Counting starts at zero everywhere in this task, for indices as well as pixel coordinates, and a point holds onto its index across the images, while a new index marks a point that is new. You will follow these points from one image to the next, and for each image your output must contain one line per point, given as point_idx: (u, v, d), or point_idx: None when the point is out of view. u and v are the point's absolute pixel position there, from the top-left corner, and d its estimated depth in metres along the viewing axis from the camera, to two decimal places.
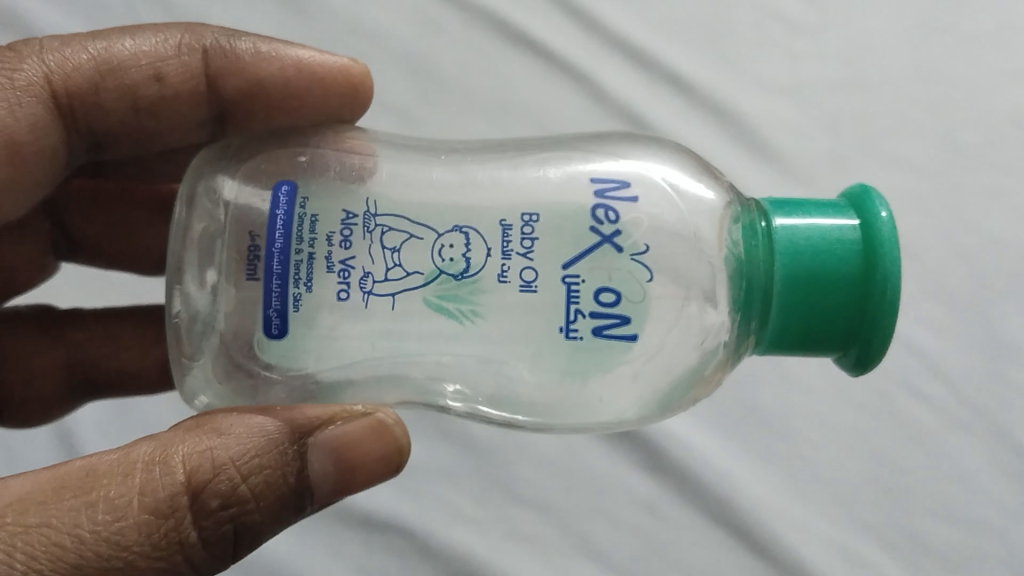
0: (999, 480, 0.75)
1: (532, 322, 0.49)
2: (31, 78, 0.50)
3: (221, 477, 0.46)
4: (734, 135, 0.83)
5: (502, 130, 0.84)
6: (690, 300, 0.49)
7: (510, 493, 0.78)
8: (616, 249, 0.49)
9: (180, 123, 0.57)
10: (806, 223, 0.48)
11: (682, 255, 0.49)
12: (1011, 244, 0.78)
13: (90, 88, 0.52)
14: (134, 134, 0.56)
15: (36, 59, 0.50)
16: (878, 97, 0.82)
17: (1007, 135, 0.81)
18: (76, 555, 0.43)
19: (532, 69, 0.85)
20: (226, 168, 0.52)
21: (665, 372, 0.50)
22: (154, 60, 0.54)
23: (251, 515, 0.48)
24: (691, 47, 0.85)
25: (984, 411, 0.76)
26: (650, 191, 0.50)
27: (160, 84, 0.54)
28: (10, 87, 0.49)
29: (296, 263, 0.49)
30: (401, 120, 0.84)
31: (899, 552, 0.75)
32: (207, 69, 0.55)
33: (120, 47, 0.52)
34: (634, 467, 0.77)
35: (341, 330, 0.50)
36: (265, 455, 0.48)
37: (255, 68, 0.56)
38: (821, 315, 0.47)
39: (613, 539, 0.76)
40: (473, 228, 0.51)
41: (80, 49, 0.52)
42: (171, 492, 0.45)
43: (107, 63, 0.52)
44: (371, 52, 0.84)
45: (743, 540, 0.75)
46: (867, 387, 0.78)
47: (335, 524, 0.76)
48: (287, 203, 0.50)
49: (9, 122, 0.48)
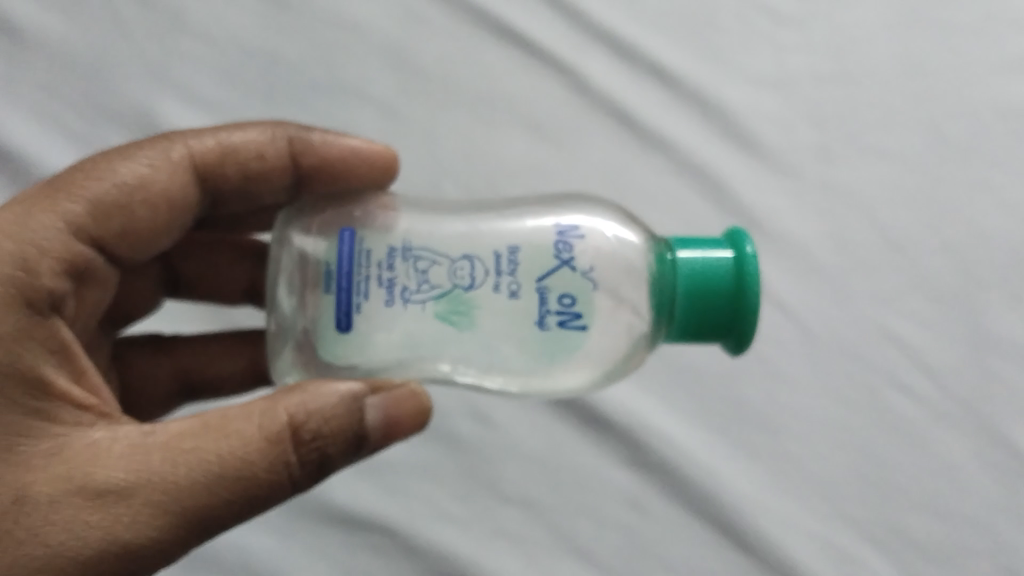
0: (983, 474, 0.75)
1: (507, 325, 0.49)
2: (179, 155, 0.55)
3: (302, 416, 0.43)
4: (716, 130, 0.81)
5: (481, 124, 0.82)
6: (623, 305, 0.49)
7: (494, 489, 0.75)
8: (572, 269, 0.49)
9: (267, 192, 0.60)
10: (702, 253, 0.49)
11: (617, 273, 0.49)
12: (997, 238, 0.78)
13: (218, 165, 0.57)
14: (241, 198, 0.60)
15: (181, 142, 0.56)
16: (861, 86, 0.82)
17: (993, 127, 0.81)
18: (213, 472, 0.42)
19: (514, 63, 0.82)
20: (301, 224, 0.52)
21: (607, 356, 0.50)
22: (258, 144, 0.59)
23: (331, 454, 0.44)
24: (676, 40, 0.83)
25: (970, 405, 0.76)
26: (594, 230, 0.50)
27: (261, 162, 0.59)
28: (167, 160, 0.54)
29: (358, 280, 0.49)
30: (379, 110, 0.81)
31: (888, 549, 0.74)
32: (292, 152, 0.59)
33: (235, 137, 0.58)
34: (618, 463, 0.75)
35: (378, 334, 0.49)
36: (338, 401, 0.44)
37: (325, 150, 0.59)
38: (714, 324, 0.48)
39: (599, 537, 0.74)
40: (475, 258, 0.50)
41: (208, 136, 0.58)
42: (261, 430, 0.43)
43: (226, 148, 0.58)
44: (352, 42, 0.81)
45: (729, 536, 0.74)
46: (853, 381, 0.77)
47: (311, 521, 0.73)
48: (350, 239, 0.50)
49: (170, 187, 0.54)
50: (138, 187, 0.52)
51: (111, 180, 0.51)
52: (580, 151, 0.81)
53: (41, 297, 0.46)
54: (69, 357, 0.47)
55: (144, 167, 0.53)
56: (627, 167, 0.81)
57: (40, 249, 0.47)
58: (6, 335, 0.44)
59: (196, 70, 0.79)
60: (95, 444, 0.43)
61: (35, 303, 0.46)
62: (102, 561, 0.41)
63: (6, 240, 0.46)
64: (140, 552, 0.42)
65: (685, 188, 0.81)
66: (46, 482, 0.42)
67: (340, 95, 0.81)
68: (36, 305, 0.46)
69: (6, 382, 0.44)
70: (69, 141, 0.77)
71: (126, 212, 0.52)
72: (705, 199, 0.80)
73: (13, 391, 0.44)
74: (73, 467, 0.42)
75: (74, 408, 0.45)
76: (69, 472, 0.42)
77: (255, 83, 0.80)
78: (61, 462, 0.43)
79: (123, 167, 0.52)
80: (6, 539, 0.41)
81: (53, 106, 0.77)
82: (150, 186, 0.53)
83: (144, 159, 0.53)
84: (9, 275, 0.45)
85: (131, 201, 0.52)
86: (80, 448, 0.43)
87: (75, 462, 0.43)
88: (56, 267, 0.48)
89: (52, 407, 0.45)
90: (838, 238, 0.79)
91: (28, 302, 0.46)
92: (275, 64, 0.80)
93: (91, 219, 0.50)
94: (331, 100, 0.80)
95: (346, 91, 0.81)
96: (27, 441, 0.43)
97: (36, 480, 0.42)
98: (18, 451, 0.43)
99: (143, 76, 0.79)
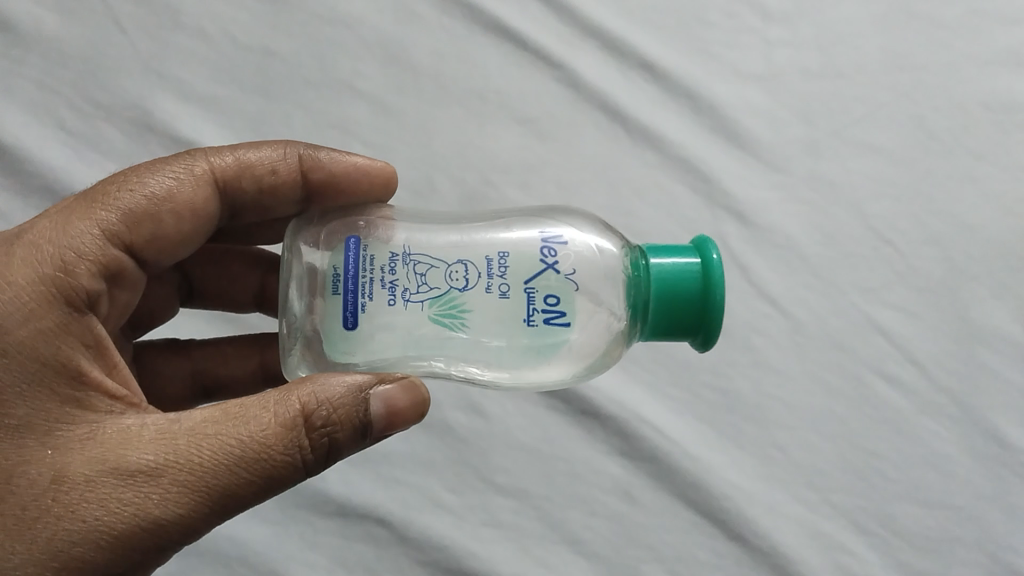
0: (969, 463, 0.75)
1: (496, 323, 0.49)
2: (200, 168, 0.55)
3: (313, 403, 0.43)
4: (705, 125, 0.82)
5: (472, 118, 0.82)
6: (601, 306, 0.50)
7: (486, 479, 0.75)
8: (556, 271, 0.50)
9: (275, 206, 0.60)
10: (675, 258, 0.49)
11: (597, 277, 0.50)
12: (983, 230, 0.79)
13: (235, 178, 0.57)
14: (252, 212, 0.59)
15: (202, 156, 0.55)
16: (849, 80, 0.82)
17: (979, 120, 0.81)
18: (232, 456, 0.42)
19: (504, 57, 0.83)
20: (310, 236, 0.53)
21: (588, 351, 0.50)
22: (271, 159, 0.59)
23: (340, 440, 0.44)
24: (664, 36, 0.84)
25: (956, 395, 0.76)
26: (576, 237, 0.51)
27: (273, 177, 0.58)
28: (191, 175, 0.54)
29: (365, 281, 0.49)
30: (371, 105, 0.81)
31: (875, 537, 0.75)
32: (301, 168, 0.59)
33: (250, 155, 0.58)
34: (609, 453, 0.75)
35: (381, 333, 0.49)
36: (346, 391, 0.44)
37: (332, 167, 0.59)
38: (687, 326, 0.49)
39: (590, 527, 0.75)
40: (469, 261, 0.51)
41: (226, 153, 0.57)
42: (276, 416, 0.43)
43: (243, 164, 0.57)
44: (344, 37, 0.82)
45: (718, 525, 0.74)
46: (841, 372, 0.77)
47: (305, 512, 0.73)
48: (355, 244, 0.50)
49: (195, 200, 0.53)
50: (165, 198, 0.52)
51: (142, 192, 0.50)
52: (571, 145, 0.82)
53: (78, 295, 0.45)
54: (103, 351, 0.46)
55: (169, 181, 0.52)
56: (617, 161, 0.82)
57: (77, 253, 0.46)
58: (46, 330, 0.43)
59: (190, 66, 0.80)
60: (125, 429, 0.43)
61: (72, 301, 0.45)
62: (134, 539, 0.41)
63: (42, 245, 0.45)
64: (169, 528, 0.41)
65: (675, 182, 0.81)
66: (78, 464, 0.41)
67: (332, 89, 0.81)
68: (73, 303, 0.45)
69: (43, 373, 0.43)
70: (64, 136, 0.77)
71: (157, 220, 0.51)
72: (695, 193, 0.81)
73: (50, 382, 0.43)
74: (105, 451, 0.42)
75: (107, 397, 0.45)
76: (102, 455, 0.42)
77: (248, 79, 0.80)
78: (94, 445, 0.42)
79: (150, 179, 0.51)
80: (41, 518, 0.40)
81: (49, 102, 0.78)
82: (176, 197, 0.52)
83: (169, 172, 0.53)
84: (46, 275, 0.44)
85: (159, 210, 0.51)
86: (112, 433, 0.43)
87: (106, 444, 0.42)
88: (93, 269, 0.46)
89: (87, 396, 0.44)
90: (827, 230, 0.80)
91: (65, 299, 0.44)
92: (268, 58, 0.81)
93: (124, 225, 0.49)
94: (323, 94, 0.81)
95: (339, 86, 0.81)
96: (62, 428, 0.42)
97: (69, 462, 0.41)
98: (53, 437, 0.42)
99: (137, 71, 0.79)
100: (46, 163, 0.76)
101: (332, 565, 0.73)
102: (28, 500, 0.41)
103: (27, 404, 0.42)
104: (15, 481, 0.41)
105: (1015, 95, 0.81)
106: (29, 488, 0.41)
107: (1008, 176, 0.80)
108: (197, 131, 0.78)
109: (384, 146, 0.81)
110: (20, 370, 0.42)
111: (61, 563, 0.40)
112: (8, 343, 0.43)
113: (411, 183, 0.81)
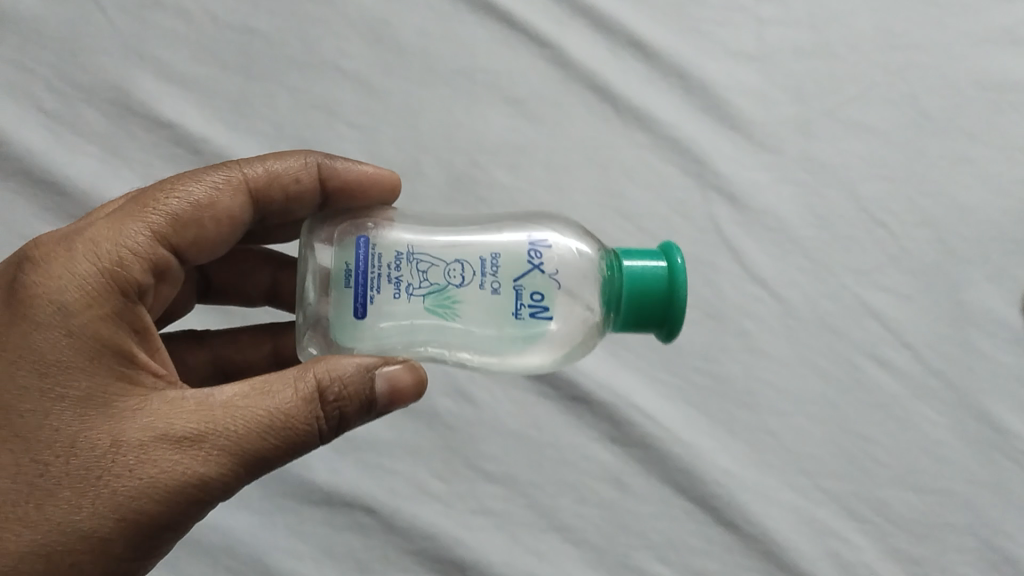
0: (960, 447, 0.75)
1: (485, 316, 0.48)
2: (233, 177, 0.53)
3: (326, 379, 0.43)
4: (696, 105, 0.81)
5: (460, 99, 0.81)
6: (578, 302, 0.49)
7: (474, 466, 0.74)
8: (542, 271, 0.48)
9: (295, 214, 0.58)
10: (644, 261, 0.49)
11: (577, 276, 0.49)
12: (974, 211, 0.79)
13: (267, 186, 0.55)
14: (274, 220, 0.57)
15: (237, 169, 0.54)
16: (842, 60, 0.81)
17: (972, 100, 0.80)
18: (264, 424, 0.41)
19: (491, 36, 0.82)
20: (324, 234, 0.51)
21: (567, 342, 0.49)
22: (293, 167, 0.56)
23: (350, 414, 0.44)
24: (654, 16, 0.83)
25: (949, 378, 0.76)
26: (560, 238, 0.50)
27: (297, 185, 0.56)
28: (229, 184, 0.52)
29: (375, 277, 0.48)
30: (356, 84, 0.80)
31: (866, 523, 0.74)
32: (321, 176, 0.57)
33: (278, 164, 0.56)
34: (598, 439, 0.75)
35: (385, 325, 0.48)
36: (359, 367, 0.44)
37: (349, 173, 0.57)
38: (652, 322, 0.49)
39: (579, 514, 0.74)
40: (466, 259, 0.49)
41: (258, 164, 0.55)
42: (297, 390, 0.42)
43: (275, 176, 0.55)
44: (329, 16, 0.80)
45: (708, 511, 0.74)
46: (834, 357, 0.76)
47: (291, 501, 0.72)
48: (365, 243, 0.48)
49: (233, 210, 0.52)
50: (207, 205, 0.50)
51: (186, 198, 0.49)
52: (560, 126, 0.81)
53: (133, 288, 0.44)
54: (149, 337, 0.45)
55: (211, 188, 0.51)
56: (606, 141, 0.81)
57: (131, 252, 0.44)
58: (104, 317, 0.43)
59: (174, 46, 0.78)
60: (169, 399, 0.42)
61: (127, 292, 0.44)
62: (179, 496, 0.41)
63: (99, 243, 0.44)
64: (213, 485, 0.41)
65: (665, 164, 0.80)
66: (133, 429, 0.41)
67: (316, 69, 0.80)
68: (128, 295, 0.44)
69: (100, 352, 0.42)
70: (46, 119, 0.76)
71: (199, 224, 0.49)
72: (685, 175, 0.80)
73: (107, 362, 0.42)
74: (154, 419, 0.41)
75: (153, 375, 0.44)
76: (152, 422, 0.41)
77: (232, 60, 0.79)
78: (143, 414, 0.42)
79: (194, 186, 0.50)
80: (101, 477, 0.40)
81: (30, 84, 0.76)
82: (217, 205, 0.50)
83: (210, 180, 0.51)
84: (102, 268, 0.43)
85: (202, 216, 0.49)
86: (159, 405, 0.42)
87: (154, 413, 0.42)
88: (146, 267, 0.45)
89: (137, 373, 0.43)
90: (819, 212, 0.79)
91: (121, 291, 0.43)
92: (251, 37, 0.79)
93: (172, 228, 0.47)
94: (307, 73, 0.79)
95: (323, 66, 0.80)
96: (117, 400, 0.42)
97: (125, 428, 0.41)
98: (109, 408, 0.42)
99: (117, 53, 0.78)
100: (27, 148, 0.75)
101: (317, 553, 0.72)
102: (92, 461, 0.40)
103: (87, 377, 0.42)
104: (77, 445, 0.41)
105: (1008, 74, 0.80)
106: (92, 451, 0.41)
107: (999, 157, 0.79)
108: (180, 115, 0.77)
109: (368, 127, 0.79)
110: (79, 348, 0.42)
111: (120, 515, 0.40)
112: (70, 325, 0.42)
113: (397, 166, 0.79)
